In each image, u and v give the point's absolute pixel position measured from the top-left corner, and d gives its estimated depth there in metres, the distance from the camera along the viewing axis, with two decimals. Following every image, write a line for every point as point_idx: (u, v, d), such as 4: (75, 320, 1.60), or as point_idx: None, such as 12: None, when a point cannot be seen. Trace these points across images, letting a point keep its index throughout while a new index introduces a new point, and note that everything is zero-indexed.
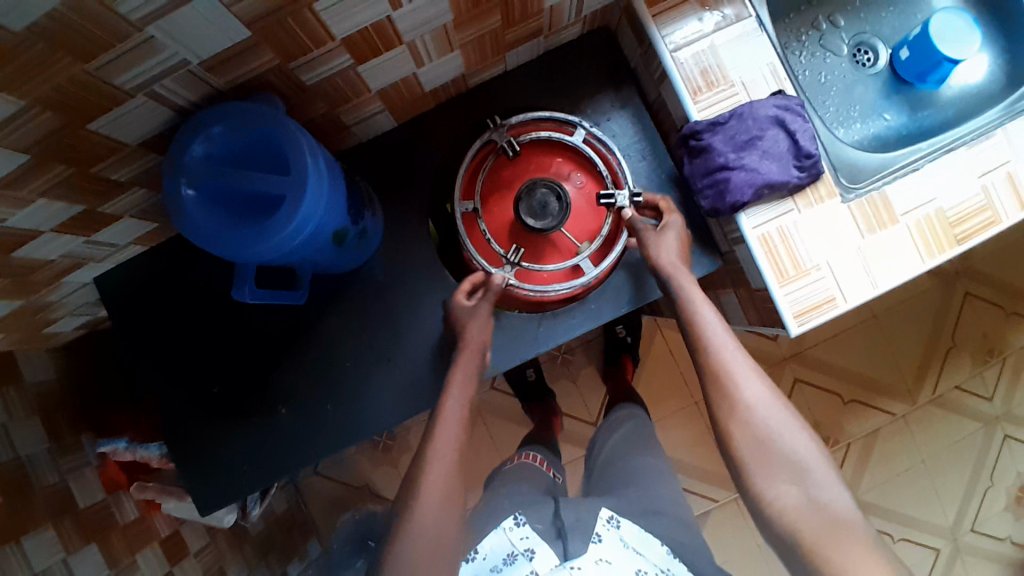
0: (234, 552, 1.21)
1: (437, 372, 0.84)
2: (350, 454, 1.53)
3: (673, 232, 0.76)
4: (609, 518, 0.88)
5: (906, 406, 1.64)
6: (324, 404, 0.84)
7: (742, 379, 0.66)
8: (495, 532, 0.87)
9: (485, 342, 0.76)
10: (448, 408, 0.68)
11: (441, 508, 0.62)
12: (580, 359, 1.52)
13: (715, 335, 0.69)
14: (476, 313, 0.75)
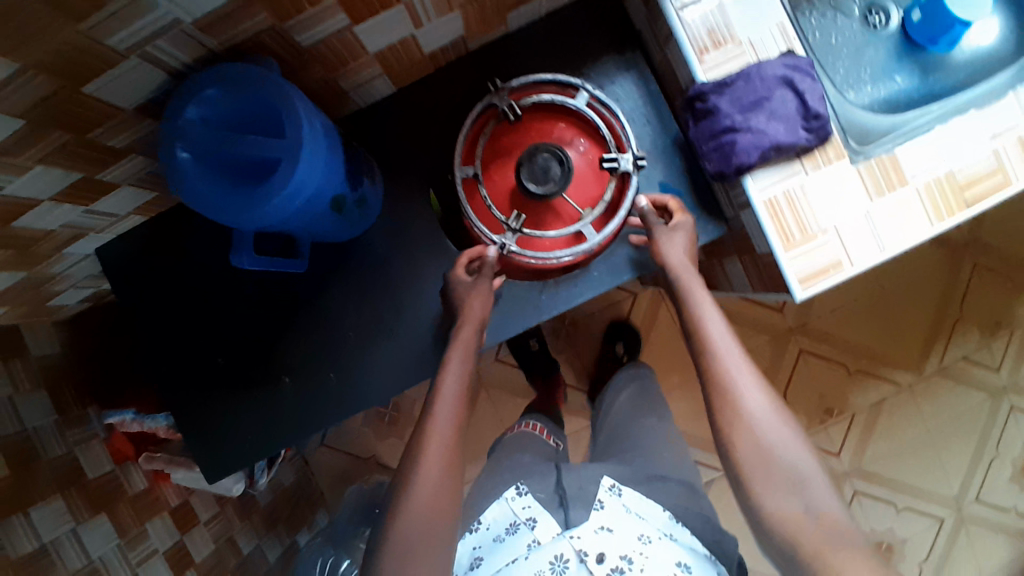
0: (243, 522, 1.23)
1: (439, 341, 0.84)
2: (355, 427, 1.54)
3: (683, 234, 0.75)
4: (611, 486, 0.88)
5: (912, 376, 1.63)
6: (328, 374, 0.84)
7: (743, 386, 0.66)
8: (498, 502, 0.89)
9: (484, 316, 0.76)
10: (445, 386, 0.68)
11: (435, 495, 0.63)
12: (584, 331, 1.52)
13: (718, 344, 0.68)
14: (480, 290, 0.76)
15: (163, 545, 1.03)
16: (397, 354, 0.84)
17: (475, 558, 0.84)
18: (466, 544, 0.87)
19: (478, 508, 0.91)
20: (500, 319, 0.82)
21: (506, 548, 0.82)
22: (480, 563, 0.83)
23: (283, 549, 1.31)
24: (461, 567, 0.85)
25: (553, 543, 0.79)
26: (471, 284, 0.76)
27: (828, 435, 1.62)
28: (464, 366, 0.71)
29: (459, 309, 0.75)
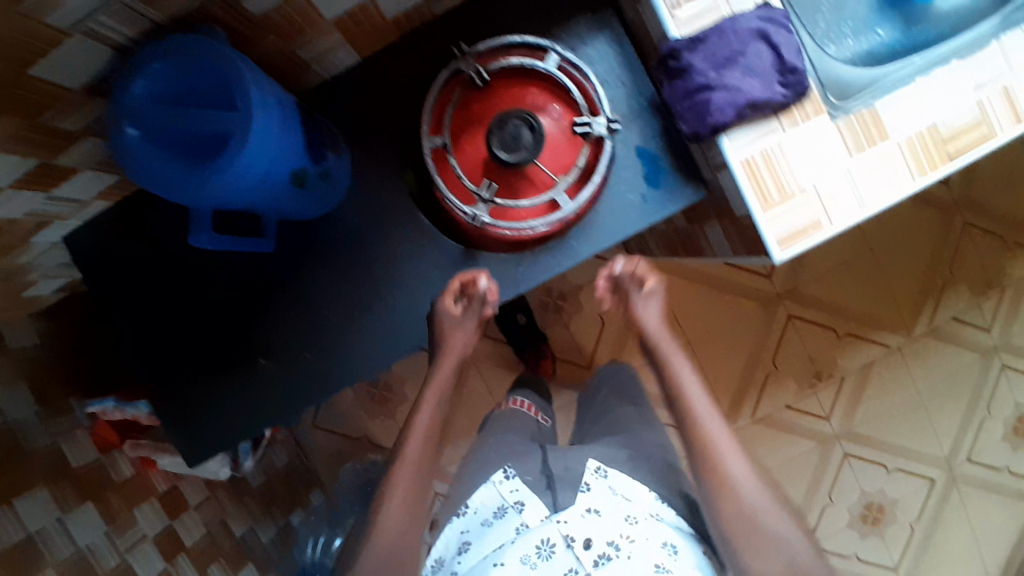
0: (236, 506, 1.23)
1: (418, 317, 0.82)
2: (346, 408, 1.53)
3: None
4: (597, 467, 0.87)
5: (901, 337, 1.63)
6: (305, 352, 0.83)
7: (730, 459, 0.75)
8: (485, 485, 0.89)
9: (467, 348, 0.78)
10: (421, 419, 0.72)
11: (403, 523, 0.66)
12: (572, 305, 1.51)
13: (702, 417, 0.79)
14: (465, 325, 0.77)
15: (153, 531, 1.03)
16: (375, 330, 0.82)
17: (462, 543, 0.84)
18: (454, 529, 0.87)
19: (466, 490, 0.91)
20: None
21: (495, 532, 0.82)
22: (468, 548, 0.83)
23: (278, 531, 1.31)
24: (449, 550, 0.86)
25: (540, 527, 0.79)
26: (458, 319, 0.77)
27: (819, 400, 1.62)
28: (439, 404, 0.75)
29: (442, 341, 0.76)
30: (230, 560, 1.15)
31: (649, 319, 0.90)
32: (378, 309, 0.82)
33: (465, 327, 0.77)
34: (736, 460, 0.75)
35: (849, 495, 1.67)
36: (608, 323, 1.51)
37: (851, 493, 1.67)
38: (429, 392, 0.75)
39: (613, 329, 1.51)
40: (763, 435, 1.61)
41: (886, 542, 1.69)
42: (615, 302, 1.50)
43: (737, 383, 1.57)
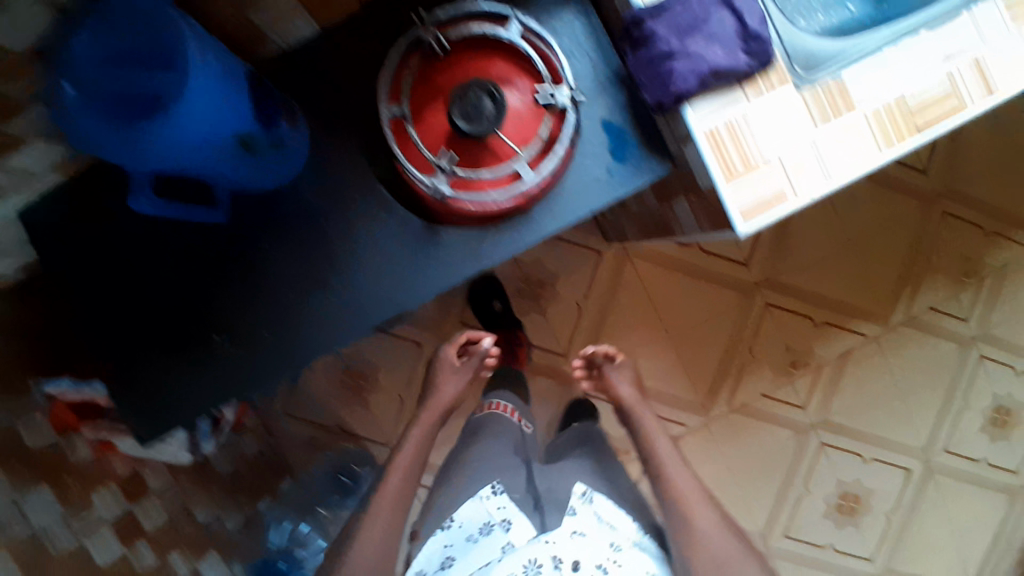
0: (201, 493, 1.21)
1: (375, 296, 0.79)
2: (320, 395, 1.50)
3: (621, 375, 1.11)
4: (583, 493, 0.97)
5: (878, 327, 1.63)
6: (262, 327, 0.80)
7: (701, 513, 0.88)
8: (471, 501, 0.96)
9: (455, 387, 1.13)
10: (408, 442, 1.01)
11: (378, 548, 0.88)
12: (549, 292, 1.49)
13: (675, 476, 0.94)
14: (459, 371, 1.14)
15: (110, 518, 1.00)
16: (334, 306, 0.79)
17: (447, 558, 0.90)
18: (437, 540, 0.93)
19: (452, 499, 0.97)
20: (439, 266, 0.78)
21: (481, 548, 0.90)
22: (452, 563, 0.90)
23: (245, 519, 1.29)
24: (431, 565, 0.91)
25: (527, 548, 0.86)
26: (453, 365, 1.14)
27: (796, 390, 1.62)
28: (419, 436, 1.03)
29: (436, 379, 1.13)
30: (193, 548, 1.13)
31: (622, 389, 1.10)
32: (337, 285, 0.79)
33: (460, 376, 1.14)
34: (707, 515, 0.88)
35: (825, 486, 1.67)
36: (585, 310, 1.49)
37: (827, 484, 1.67)
38: (426, 414, 1.08)
39: (591, 317, 1.49)
40: (740, 424, 1.60)
41: (862, 533, 1.69)
42: (593, 289, 1.49)
43: (715, 371, 1.56)
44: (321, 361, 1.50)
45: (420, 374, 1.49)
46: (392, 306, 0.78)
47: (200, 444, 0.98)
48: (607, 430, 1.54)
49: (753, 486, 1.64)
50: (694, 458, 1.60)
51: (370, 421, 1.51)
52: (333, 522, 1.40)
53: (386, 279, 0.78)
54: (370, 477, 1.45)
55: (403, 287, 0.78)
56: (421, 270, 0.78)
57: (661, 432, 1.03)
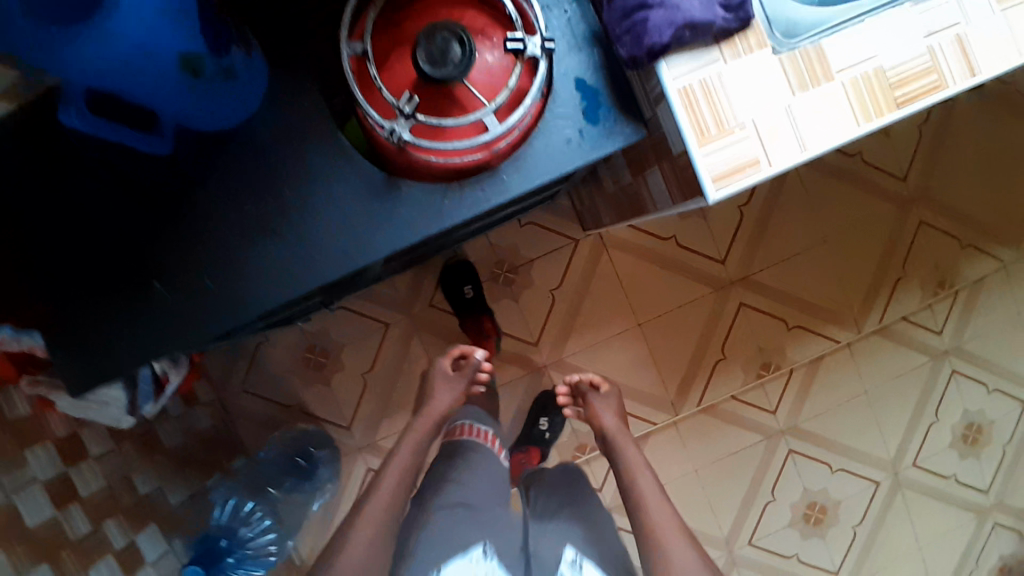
0: (144, 462, 1.16)
1: (326, 250, 0.74)
2: (280, 373, 1.45)
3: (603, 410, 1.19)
4: (573, 559, 1.01)
5: (851, 333, 1.62)
6: (203, 277, 0.75)
7: (673, 544, 1.00)
8: (461, 560, 0.98)
9: (450, 402, 1.16)
10: (406, 445, 1.07)
11: (369, 548, 0.95)
12: (522, 279, 1.46)
13: (654, 506, 1.04)
14: (453, 384, 1.18)
15: (44, 477, 0.94)
16: (282, 259, 0.74)
17: None
18: None
19: (440, 553, 1.00)
20: (397, 222, 0.74)
21: None
22: None
23: (189, 495, 1.23)
24: None
25: None
26: (449, 377, 1.19)
27: (767, 394, 1.60)
28: (417, 440, 1.09)
29: (430, 393, 1.17)
30: (130, 517, 1.07)
31: (607, 419, 1.18)
32: (287, 235, 0.74)
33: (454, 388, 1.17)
34: (679, 546, 1.00)
35: (792, 493, 1.65)
36: (558, 300, 1.47)
37: (794, 491, 1.65)
38: (420, 421, 1.12)
39: (563, 307, 1.47)
40: (709, 425, 1.58)
41: (827, 544, 1.67)
42: (567, 278, 1.46)
43: (687, 370, 1.53)
44: (284, 338, 1.45)
45: (386, 357, 1.46)
46: (345, 261, 0.74)
47: (138, 407, 0.95)
48: (576, 425, 1.50)
49: (720, 490, 1.62)
50: (661, 458, 1.57)
51: (331, 401, 1.46)
52: (284, 505, 1.39)
53: (339, 233, 0.74)
54: (327, 464, 1.44)
55: (357, 242, 0.74)
56: (379, 225, 0.74)
57: (643, 462, 1.12)
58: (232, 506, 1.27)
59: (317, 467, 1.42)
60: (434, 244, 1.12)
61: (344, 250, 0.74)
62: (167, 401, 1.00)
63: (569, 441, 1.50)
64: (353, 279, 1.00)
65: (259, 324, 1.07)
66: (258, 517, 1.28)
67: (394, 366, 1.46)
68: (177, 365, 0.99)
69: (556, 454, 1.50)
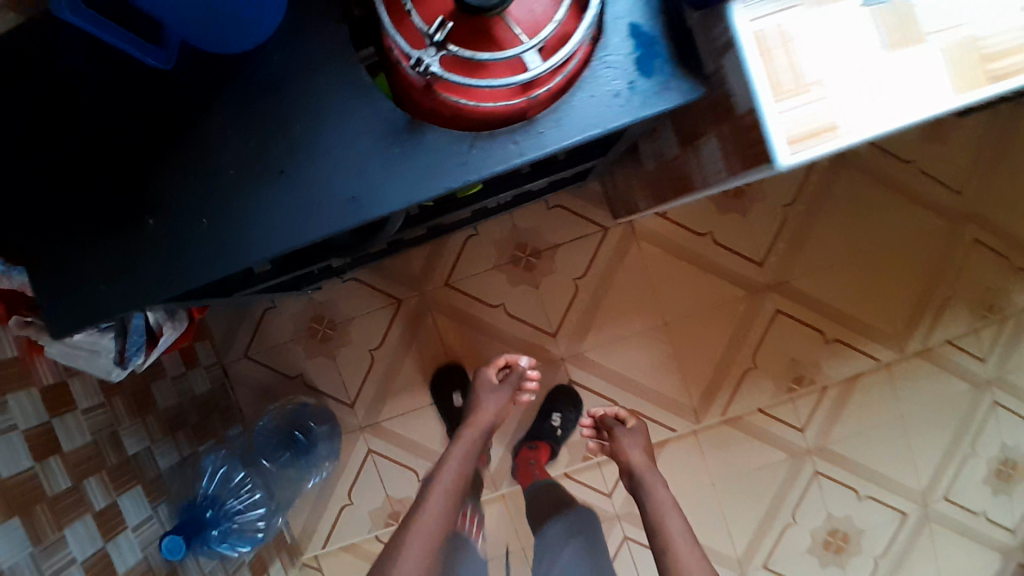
0: (133, 420, 1.10)
1: (334, 199, 0.67)
2: (285, 342, 1.40)
3: (636, 441, 1.17)
4: None
5: (893, 352, 1.51)
6: (199, 217, 0.68)
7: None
8: None
9: (495, 417, 1.19)
10: (457, 453, 1.11)
11: (424, 553, 0.96)
12: (545, 265, 1.37)
13: (678, 540, 0.99)
14: (498, 395, 1.19)
15: (27, 426, 0.88)
16: (286, 205, 0.67)
17: None
18: None
19: None
20: (414, 173, 0.66)
21: None
22: None
23: (179, 459, 1.18)
24: None
25: None
26: (493, 389, 1.21)
27: (795, 410, 1.51)
28: (466, 450, 1.12)
29: (476, 404, 1.19)
30: (113, 476, 1.01)
31: (634, 455, 1.15)
32: (295, 179, 0.67)
33: (499, 397, 1.19)
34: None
35: (813, 518, 1.55)
36: (580, 290, 1.38)
37: (816, 516, 1.55)
38: (467, 432, 1.14)
39: (586, 298, 1.38)
40: (731, 438, 1.49)
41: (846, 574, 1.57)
42: (592, 268, 1.37)
43: (713, 376, 1.44)
44: (291, 307, 1.39)
45: (395, 335, 1.39)
46: (354, 213, 0.66)
47: (126, 360, 0.87)
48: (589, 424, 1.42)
49: (735, 507, 1.53)
50: (676, 467, 1.49)
51: (335, 376, 1.40)
52: (279, 480, 1.34)
53: (351, 181, 0.66)
54: (323, 442, 1.39)
55: (370, 192, 0.66)
56: (395, 174, 0.66)
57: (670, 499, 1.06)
58: (223, 477, 1.21)
59: (311, 444, 1.37)
60: (457, 210, 1.05)
61: (353, 199, 0.66)
62: (159, 355, 0.91)
63: (582, 440, 1.42)
64: (365, 232, 0.93)
65: (266, 283, 1.01)
66: (250, 489, 1.24)
67: (402, 345, 1.39)
68: (172, 317, 0.91)
69: (566, 453, 1.42)
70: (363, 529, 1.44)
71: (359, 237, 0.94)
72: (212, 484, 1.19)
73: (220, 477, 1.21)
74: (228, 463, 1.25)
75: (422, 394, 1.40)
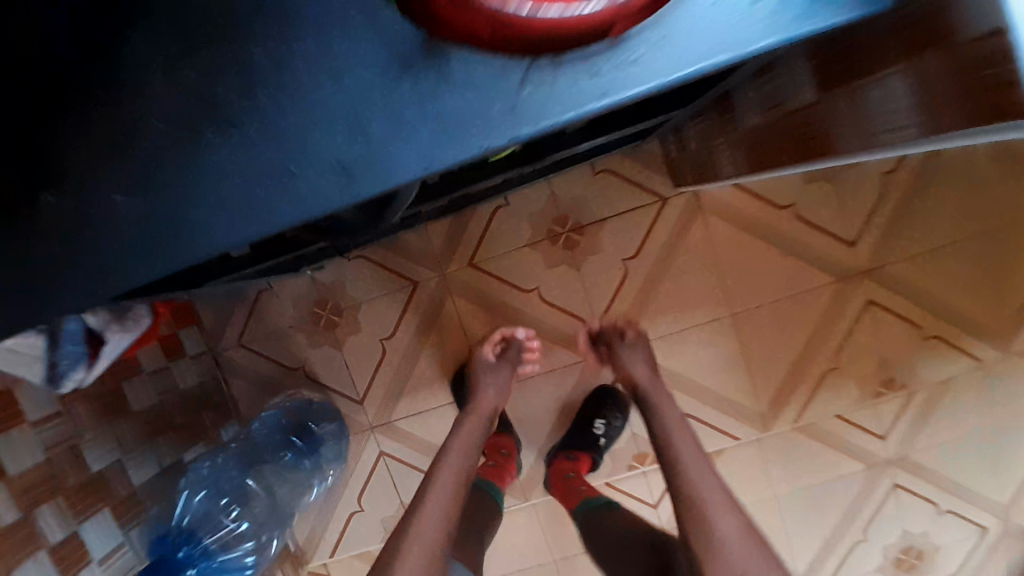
0: (98, 432, 0.90)
1: (309, 169, 0.42)
2: (285, 330, 1.18)
3: (641, 352, 0.97)
4: None
5: (996, 351, 1.24)
6: (107, 193, 0.44)
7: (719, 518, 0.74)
8: None
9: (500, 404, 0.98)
10: (456, 439, 0.89)
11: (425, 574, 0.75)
12: (590, 242, 1.14)
13: (695, 469, 0.78)
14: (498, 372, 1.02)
15: None
16: (236, 176, 0.42)
17: None
18: None
19: None
20: (438, 122, 0.41)
21: None
22: None
23: (157, 471, 0.99)
24: None
25: None
26: (493, 366, 1.03)
27: (878, 415, 1.28)
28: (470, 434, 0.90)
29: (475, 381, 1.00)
30: (74, 500, 0.83)
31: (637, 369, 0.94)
32: (248, 134, 0.42)
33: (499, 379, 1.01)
34: (726, 520, 0.74)
35: (887, 536, 1.33)
36: (631, 273, 1.14)
37: (890, 533, 1.33)
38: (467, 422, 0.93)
39: (638, 282, 1.15)
40: (801, 446, 1.27)
41: None
42: (645, 247, 1.14)
43: (786, 377, 1.21)
44: (291, 289, 1.17)
45: (411, 322, 1.17)
46: (342, 187, 0.42)
47: (60, 377, 0.69)
48: (635, 430, 1.21)
49: (799, 523, 1.32)
50: (734, 478, 1.28)
51: (342, 370, 1.19)
52: (284, 479, 1.12)
53: (336, 135, 0.42)
54: (330, 442, 1.17)
55: (367, 156, 0.42)
56: (405, 124, 0.41)
57: (688, 433, 0.84)
58: (204, 500, 1.02)
59: (317, 444, 1.15)
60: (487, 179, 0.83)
61: (339, 168, 0.42)
62: (106, 368, 0.73)
63: (626, 446, 1.21)
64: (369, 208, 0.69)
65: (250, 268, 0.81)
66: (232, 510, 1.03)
67: (419, 334, 1.18)
68: (117, 322, 0.72)
69: (609, 461, 1.22)
70: (375, 537, 1.25)
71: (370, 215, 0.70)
72: (182, 512, 0.99)
73: (194, 499, 1.02)
74: (204, 483, 1.04)
75: (441, 391, 1.19)
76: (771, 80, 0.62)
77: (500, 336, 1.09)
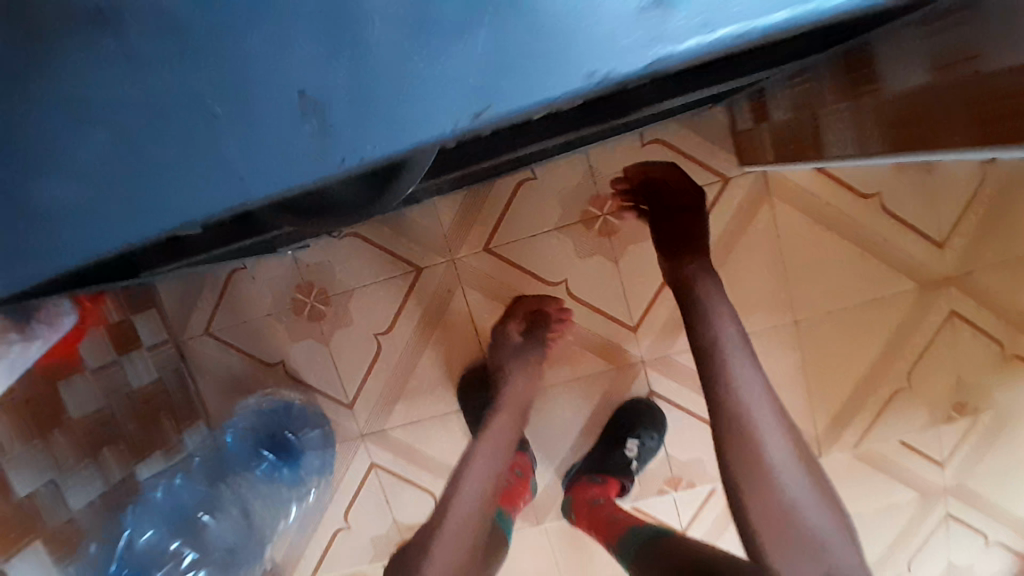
0: (26, 449, 0.70)
1: (265, 113, 0.28)
2: (262, 319, 0.98)
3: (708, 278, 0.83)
4: None
5: None
6: (14, 145, 0.32)
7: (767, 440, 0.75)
8: None
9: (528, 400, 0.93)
10: (488, 431, 0.89)
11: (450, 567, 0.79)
12: (631, 229, 0.93)
13: (744, 381, 0.76)
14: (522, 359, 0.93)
15: None
16: (179, 119, 0.30)
17: None
18: None
19: None
20: (465, 51, 0.26)
21: None
22: None
23: (104, 489, 0.80)
24: None
25: None
26: (517, 349, 0.93)
27: (935, 438, 1.07)
28: (505, 428, 0.89)
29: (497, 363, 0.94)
30: None
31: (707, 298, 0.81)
32: (187, 58, 0.29)
33: (523, 362, 0.93)
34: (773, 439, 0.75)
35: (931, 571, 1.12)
36: None
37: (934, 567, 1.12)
38: (499, 416, 0.90)
39: None
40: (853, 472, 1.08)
41: None
42: None
43: (851, 398, 1.04)
44: (268, 272, 0.97)
45: (412, 314, 0.98)
46: (325, 145, 0.28)
47: None
48: (670, 450, 0.99)
49: None
50: None
51: (327, 368, 0.99)
52: (260, 497, 0.94)
53: (311, 66, 0.27)
54: (314, 450, 0.99)
55: (351, 97, 0.28)
56: (414, 52, 0.27)
57: (751, 366, 0.78)
58: (156, 539, 0.82)
59: (299, 454, 0.98)
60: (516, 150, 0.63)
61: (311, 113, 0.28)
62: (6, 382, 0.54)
63: (657, 467, 1.00)
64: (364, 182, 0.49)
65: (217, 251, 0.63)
66: (186, 554, 0.83)
67: (422, 330, 0.98)
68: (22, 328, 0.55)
69: (636, 483, 1.01)
70: (362, 559, 1.04)
71: (361, 193, 0.48)
72: (122, 560, 0.78)
73: (141, 539, 0.81)
74: (152, 518, 0.83)
75: (445, 398, 0.99)
76: (957, 22, 0.42)
77: (527, 311, 0.94)
